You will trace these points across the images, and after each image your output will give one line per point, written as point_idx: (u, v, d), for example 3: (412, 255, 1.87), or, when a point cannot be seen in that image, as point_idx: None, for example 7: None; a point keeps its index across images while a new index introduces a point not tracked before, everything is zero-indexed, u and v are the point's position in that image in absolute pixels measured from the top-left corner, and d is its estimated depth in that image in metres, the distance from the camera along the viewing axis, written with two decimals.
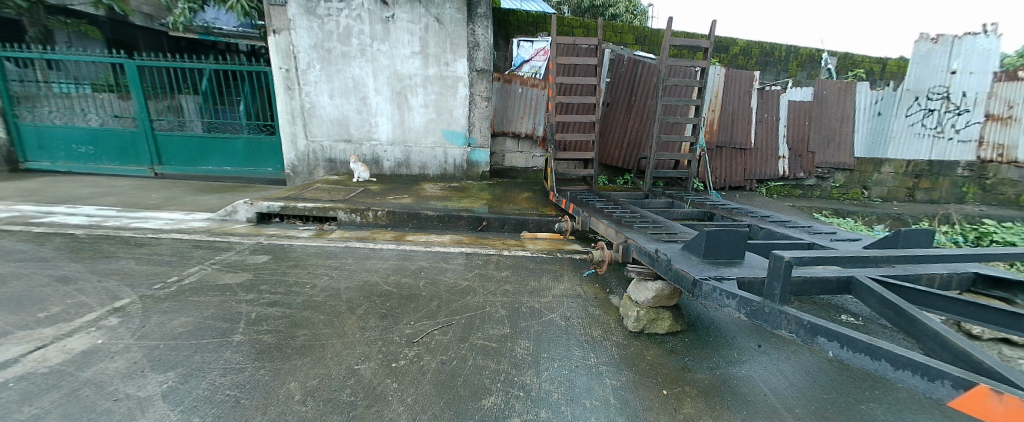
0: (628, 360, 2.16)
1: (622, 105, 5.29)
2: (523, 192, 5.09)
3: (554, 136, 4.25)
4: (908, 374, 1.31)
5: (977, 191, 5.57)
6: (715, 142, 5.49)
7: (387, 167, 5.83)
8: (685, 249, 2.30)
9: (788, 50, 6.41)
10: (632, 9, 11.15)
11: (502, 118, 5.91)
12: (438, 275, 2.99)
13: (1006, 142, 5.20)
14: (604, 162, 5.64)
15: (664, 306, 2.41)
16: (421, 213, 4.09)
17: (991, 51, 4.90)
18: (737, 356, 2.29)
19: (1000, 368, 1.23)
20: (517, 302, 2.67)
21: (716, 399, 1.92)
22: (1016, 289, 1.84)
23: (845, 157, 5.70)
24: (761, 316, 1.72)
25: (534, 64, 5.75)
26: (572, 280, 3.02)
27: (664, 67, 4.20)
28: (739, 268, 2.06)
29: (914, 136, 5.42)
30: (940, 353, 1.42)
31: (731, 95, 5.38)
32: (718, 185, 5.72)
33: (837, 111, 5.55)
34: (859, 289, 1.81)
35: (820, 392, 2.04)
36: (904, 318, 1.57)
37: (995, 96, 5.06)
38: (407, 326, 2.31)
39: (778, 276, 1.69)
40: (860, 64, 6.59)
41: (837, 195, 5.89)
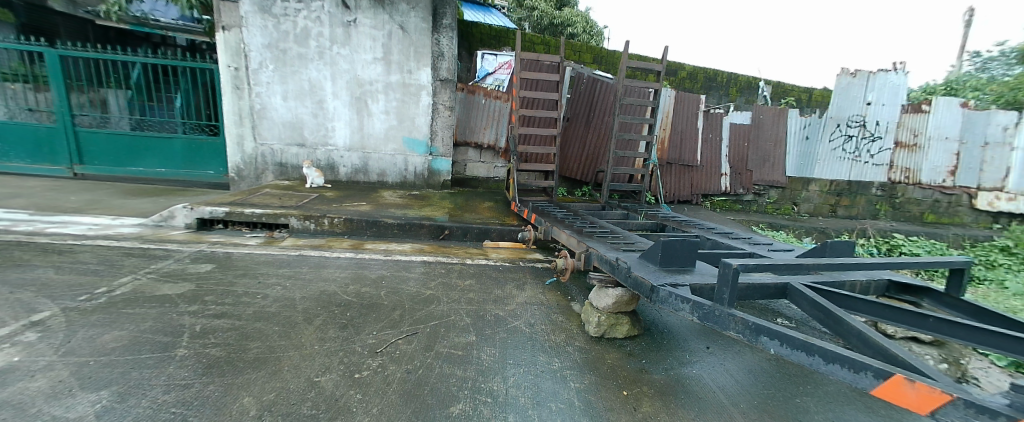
0: (590, 364, 2.25)
1: (582, 120, 5.48)
2: (485, 201, 5.10)
3: (517, 148, 4.28)
4: (837, 367, 1.51)
5: (889, 208, 6.33)
6: (666, 159, 5.82)
7: (343, 173, 5.62)
8: (642, 258, 2.45)
9: (729, 76, 7.01)
10: (589, 30, 11.68)
11: (464, 128, 5.90)
12: (400, 285, 2.93)
13: (911, 166, 6.09)
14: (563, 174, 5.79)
15: (622, 312, 2.53)
16: (380, 221, 3.99)
17: (900, 85, 5.68)
18: (689, 357, 2.47)
19: (913, 361, 1.43)
20: (481, 310, 2.68)
21: (671, 398, 2.07)
22: (922, 293, 2.29)
23: (778, 176, 6.19)
24: (712, 318, 1.89)
25: (499, 77, 5.93)
26: (535, 288, 3.08)
27: (621, 86, 4.41)
28: (692, 275, 2.25)
29: (836, 159, 6.10)
30: (863, 348, 1.64)
31: (681, 116, 5.76)
32: (668, 198, 6.00)
33: (771, 134, 6.05)
34: (795, 294, 2.06)
35: (761, 389, 2.25)
36: (833, 319, 1.80)
37: (903, 125, 5.93)
38: (369, 336, 2.24)
39: (727, 282, 1.88)
40: (790, 92, 7.32)
41: (772, 210, 6.34)
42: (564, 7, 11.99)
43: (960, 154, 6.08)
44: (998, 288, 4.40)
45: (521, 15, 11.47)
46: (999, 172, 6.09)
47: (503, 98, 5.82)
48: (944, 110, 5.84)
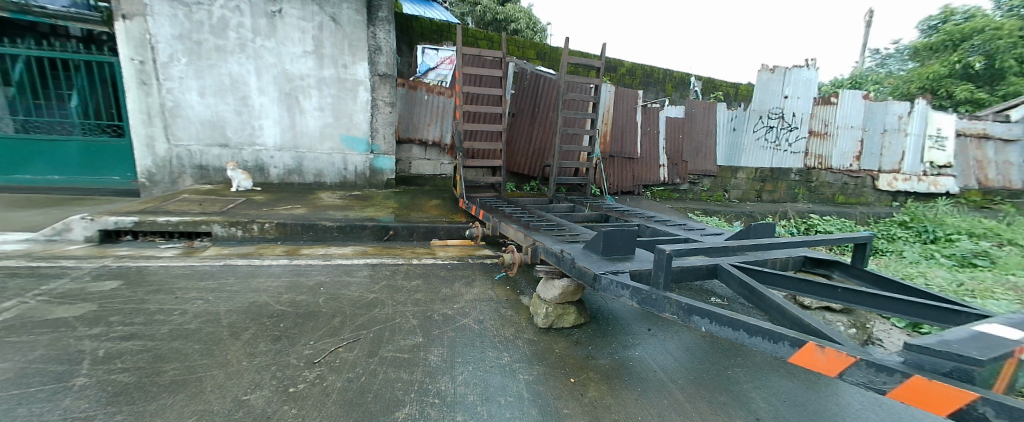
0: (538, 355, 2.28)
1: (527, 116, 5.50)
2: (433, 200, 4.99)
3: (463, 144, 4.21)
4: (759, 339, 1.66)
5: (805, 191, 6.99)
6: (609, 152, 6.02)
7: (274, 175, 5.26)
8: (585, 248, 2.52)
9: (664, 72, 7.39)
10: (532, 26, 11.78)
11: (407, 125, 5.73)
12: (340, 290, 2.78)
13: (823, 153, 6.80)
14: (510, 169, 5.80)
15: (569, 302, 2.58)
16: (318, 224, 3.77)
17: (811, 80, 6.28)
18: (633, 340, 2.60)
19: (824, 328, 1.61)
20: (428, 310, 2.61)
21: (616, 381, 2.16)
22: (835, 267, 2.59)
23: (710, 165, 6.61)
24: (650, 302, 1.99)
25: (441, 72, 5.82)
26: (484, 284, 3.06)
27: (563, 82, 4.47)
28: (633, 262, 2.35)
29: (760, 148, 6.63)
30: (782, 320, 1.82)
31: (621, 110, 5.99)
32: (612, 190, 6.19)
33: (703, 126, 6.45)
34: (724, 274, 2.24)
35: (696, 365, 2.42)
36: (756, 295, 1.98)
37: (816, 117, 6.56)
38: (305, 347, 2.11)
39: (662, 267, 1.98)
40: (719, 87, 7.85)
41: (706, 197, 6.77)
42: (507, 3, 12.01)
43: (864, 140, 6.84)
44: (895, 259, 5.00)
45: (464, 10, 11.33)
46: (894, 156, 7.00)
47: (445, 93, 5.65)
48: (850, 102, 6.56)
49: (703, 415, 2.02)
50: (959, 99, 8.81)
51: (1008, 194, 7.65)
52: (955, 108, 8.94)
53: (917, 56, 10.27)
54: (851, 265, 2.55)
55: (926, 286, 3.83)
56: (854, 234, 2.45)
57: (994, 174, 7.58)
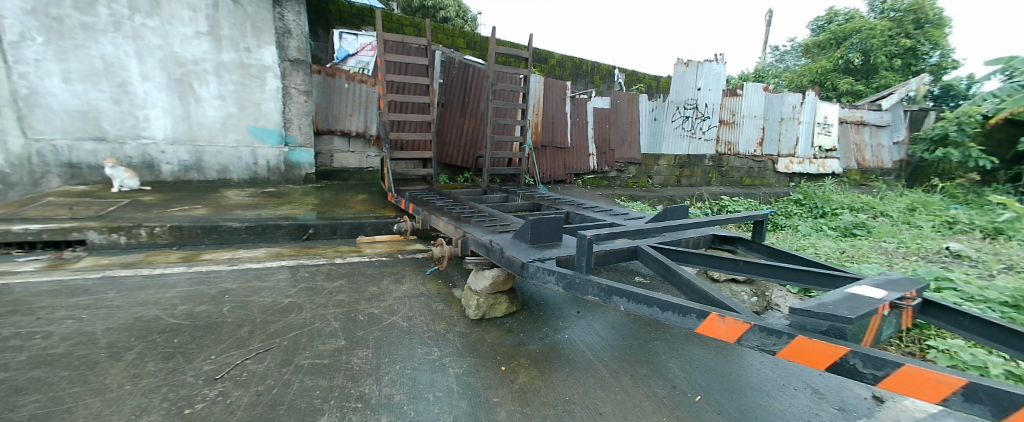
0: (470, 346, 2.26)
1: (457, 106, 5.39)
2: (359, 195, 4.73)
3: (389, 136, 4.00)
4: (670, 313, 1.79)
5: (718, 176, 7.64)
6: (540, 142, 6.11)
7: (168, 172, 4.70)
8: (515, 237, 2.52)
9: (592, 65, 7.63)
10: (462, 15, 11.56)
11: (326, 115, 5.35)
12: (249, 297, 2.54)
13: (731, 140, 7.49)
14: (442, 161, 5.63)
15: (500, 291, 2.59)
16: (222, 225, 3.41)
17: (720, 74, 6.86)
18: (563, 323, 2.69)
19: (725, 300, 1.78)
20: (352, 311, 2.48)
21: (546, 364, 2.22)
22: (739, 242, 2.89)
23: (634, 154, 6.97)
24: (574, 286, 2.06)
25: (362, 59, 5.45)
26: (414, 280, 2.98)
27: (492, 72, 4.40)
28: (559, 249, 2.41)
29: (678, 136, 7.14)
30: (692, 294, 1.97)
31: (551, 101, 6.11)
32: (545, 179, 6.29)
33: (628, 116, 6.77)
34: (643, 255, 2.38)
35: (620, 343, 2.58)
36: (671, 273, 2.13)
37: (725, 107, 7.21)
38: (205, 362, 1.90)
39: (584, 252, 2.05)
40: (642, 80, 8.29)
41: (632, 184, 7.13)
42: None
43: (764, 128, 7.64)
44: (791, 232, 5.65)
45: None
46: (790, 141, 7.88)
47: (369, 82, 5.41)
48: (753, 94, 7.28)
49: (625, 387, 2.15)
50: (842, 91, 10.13)
51: (880, 173, 8.89)
52: (838, 99, 10.23)
53: (809, 53, 11.60)
54: (751, 241, 2.84)
55: (816, 255, 4.36)
56: (752, 212, 2.75)
57: (870, 155, 8.76)
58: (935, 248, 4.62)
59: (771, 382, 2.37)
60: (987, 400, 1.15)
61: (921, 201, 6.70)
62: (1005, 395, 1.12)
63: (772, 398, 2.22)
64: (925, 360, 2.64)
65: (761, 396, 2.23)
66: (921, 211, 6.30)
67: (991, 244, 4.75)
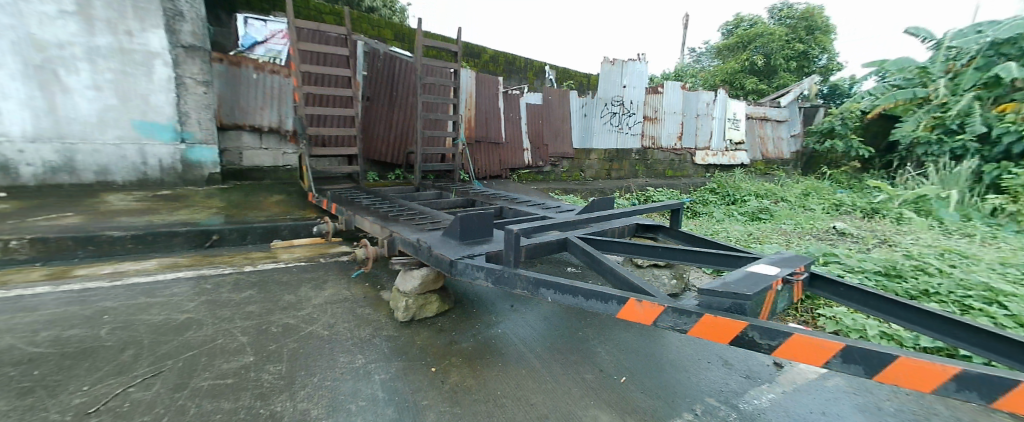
0: (398, 350, 2.18)
1: (384, 99, 5.11)
2: (276, 195, 4.36)
3: (307, 130, 3.72)
4: (594, 301, 1.86)
5: (644, 168, 8.10)
6: (474, 137, 6.06)
7: (29, 175, 4.04)
8: (444, 235, 2.44)
9: (525, 61, 7.72)
10: (391, 6, 11.12)
11: (231, 108, 4.94)
12: (137, 316, 2.24)
13: (655, 135, 8.00)
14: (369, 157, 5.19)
15: (430, 290, 2.53)
16: (103, 235, 2.96)
17: (643, 72, 7.29)
18: (496, 318, 2.69)
19: (643, 285, 1.89)
20: (265, 323, 2.28)
21: (478, 361, 2.21)
22: (659, 230, 3.09)
23: (567, 148, 7.16)
24: (503, 280, 2.06)
25: (272, 47, 5.17)
26: (338, 285, 2.82)
27: (420, 65, 4.25)
28: (489, 244, 2.39)
29: (607, 131, 7.45)
30: (614, 281, 2.07)
31: (484, 96, 6.08)
32: (481, 175, 6.24)
33: (559, 112, 6.94)
34: (571, 246, 2.46)
35: (553, 334, 2.64)
36: (596, 262, 2.22)
37: (648, 104, 7.70)
38: (75, 395, 1.64)
39: (511, 246, 2.06)
40: (573, 76, 8.55)
41: (566, 177, 7.32)
42: None
43: (683, 124, 8.25)
44: (708, 219, 6.15)
45: None
46: (706, 135, 8.58)
47: (281, 72, 5.09)
48: (672, 92, 7.84)
49: (556, 376, 2.20)
50: (748, 90, 11.22)
51: (781, 163, 9.96)
52: (746, 96, 11.31)
53: (721, 55, 12.70)
54: (670, 228, 3.06)
55: (727, 239, 4.79)
56: (668, 202, 2.97)
57: (772, 147, 9.77)
58: (824, 227, 5.28)
59: (688, 358, 2.57)
60: (860, 360, 1.32)
61: (814, 187, 7.62)
62: (875, 355, 1.29)
63: (689, 373, 2.41)
64: (816, 327, 3.02)
65: (679, 372, 2.41)
66: (813, 196, 7.16)
67: (867, 223, 5.52)
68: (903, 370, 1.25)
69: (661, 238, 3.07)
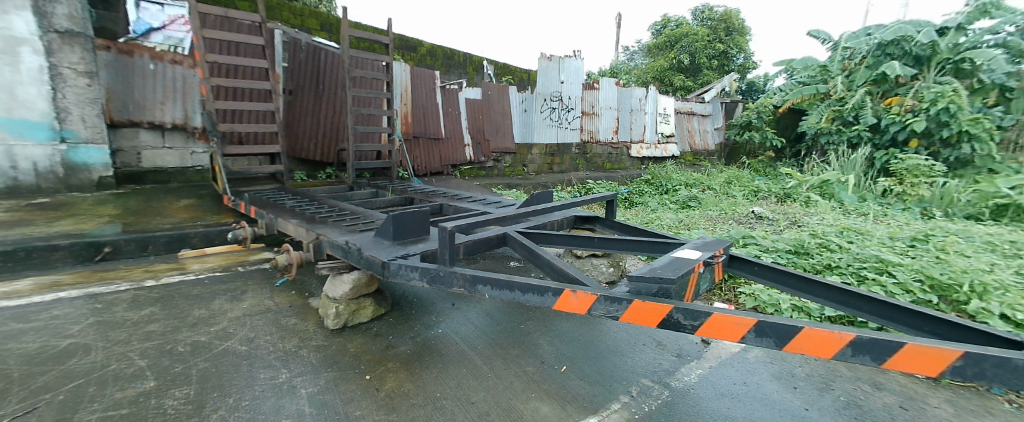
0: (329, 360, 2.05)
1: (309, 93, 4.85)
2: (187, 199, 3.94)
3: (218, 128, 3.39)
4: (532, 295, 1.85)
5: (584, 162, 8.33)
6: (411, 133, 5.89)
7: None
8: (377, 236, 2.33)
9: (464, 56, 7.61)
10: None
11: (126, 103, 4.39)
12: (4, 346, 1.93)
13: (593, 129, 8.27)
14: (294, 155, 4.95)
15: (363, 295, 2.41)
16: None
17: (579, 68, 7.49)
18: (437, 318, 2.63)
19: (580, 277, 1.92)
20: (170, 343, 2.07)
21: (417, 364, 2.14)
22: (597, 222, 3.18)
23: (508, 143, 7.17)
24: (439, 279, 1.99)
25: (172, 34, 4.61)
26: (258, 295, 2.63)
27: (347, 57, 4.03)
28: (425, 243, 2.31)
29: (547, 126, 7.57)
30: (552, 273, 2.08)
31: (420, 91, 5.94)
32: (421, 172, 6.07)
33: (499, 107, 6.93)
34: (511, 241, 2.44)
35: (495, 329, 2.63)
36: (535, 256, 2.22)
37: (586, 100, 7.95)
38: None
39: (446, 244, 2.00)
40: (512, 72, 8.60)
41: (509, 173, 7.34)
42: None
43: (618, 118, 8.61)
44: (644, 208, 6.46)
45: None
46: (640, 129, 9.03)
47: (185, 62, 4.64)
48: (607, 88, 8.19)
49: (497, 372, 2.19)
50: (676, 86, 11.96)
51: (707, 154, 10.72)
52: (675, 93, 12.05)
53: (652, 54, 13.40)
54: (608, 219, 3.15)
55: (660, 226, 5.06)
56: (604, 194, 3.05)
57: (699, 140, 10.49)
58: (744, 212, 5.76)
59: (625, 342, 2.68)
60: (771, 334, 1.43)
61: (735, 176, 8.30)
62: (783, 329, 1.40)
63: (625, 356, 2.51)
64: (738, 304, 3.28)
65: (617, 356, 2.50)
66: (735, 183, 7.79)
67: (781, 206, 6.10)
68: (807, 340, 1.37)
69: (598, 229, 3.16)
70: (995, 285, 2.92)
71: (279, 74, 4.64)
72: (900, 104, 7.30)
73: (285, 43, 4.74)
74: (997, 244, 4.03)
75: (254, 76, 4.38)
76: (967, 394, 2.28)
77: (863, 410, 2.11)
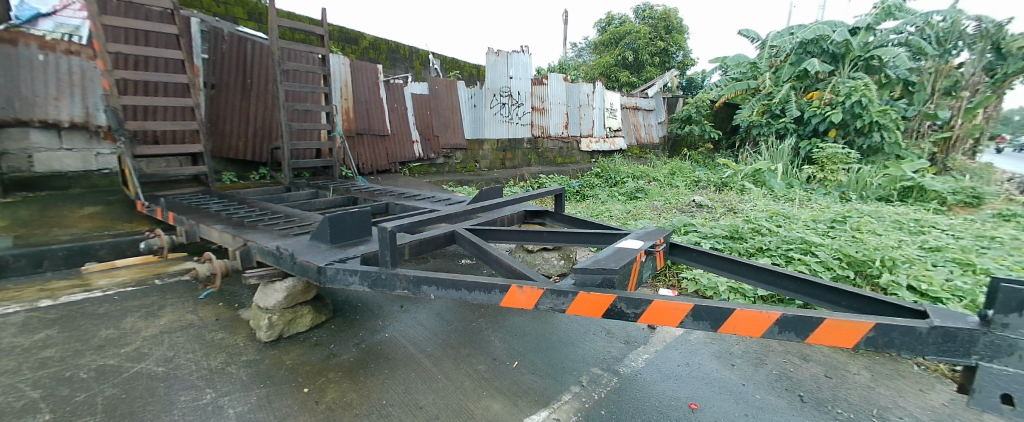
0: (261, 375, 1.91)
1: (236, 88, 4.52)
2: (93, 206, 3.51)
3: (125, 126, 3.05)
4: (478, 293, 1.81)
5: (536, 157, 8.39)
6: (354, 130, 5.64)
7: None
8: (312, 239, 2.18)
9: (410, 50, 7.41)
10: None
11: (9, 97, 3.84)
12: None
13: (543, 124, 8.35)
14: (221, 156, 4.53)
15: (299, 303, 2.28)
16: None
17: (527, 63, 7.53)
18: (383, 322, 2.53)
19: (527, 272, 1.91)
20: (71, 369, 1.84)
21: (362, 371, 2.04)
22: (546, 215, 3.20)
23: (459, 139, 7.06)
24: (380, 282, 1.91)
25: (62, 21, 4.07)
26: (180, 310, 2.43)
27: (277, 49, 3.75)
28: (366, 245, 2.20)
29: (497, 121, 7.53)
30: (500, 269, 2.06)
31: (361, 86, 5.72)
32: (366, 171, 5.83)
33: (448, 102, 6.81)
34: (459, 239, 2.39)
35: (446, 330, 2.57)
36: (483, 253, 2.19)
37: (535, 95, 8.03)
38: None
39: (386, 245, 1.90)
40: (460, 67, 8.50)
41: (460, 169, 7.23)
42: None
43: (568, 113, 8.76)
44: (594, 201, 6.62)
45: None
46: (588, 124, 9.24)
47: (83, 53, 4.20)
48: (555, 83, 8.31)
49: (447, 373, 2.14)
50: (622, 82, 12.38)
51: (653, 147, 11.17)
52: (620, 88, 12.47)
53: (598, 50, 13.77)
54: (557, 213, 3.18)
55: (609, 218, 5.21)
56: (553, 188, 3.06)
57: (644, 133, 10.90)
58: (687, 201, 6.06)
59: (576, 333, 2.72)
60: (706, 317, 1.49)
61: (678, 167, 8.73)
62: (717, 311, 1.47)
63: (576, 346, 2.56)
64: (681, 288, 3.45)
65: (568, 347, 2.54)
66: (678, 174, 8.19)
67: (719, 195, 6.49)
68: (739, 321, 1.44)
69: (549, 223, 3.19)
70: (902, 259, 3.30)
71: (198, 66, 4.23)
72: (820, 98, 8.00)
73: (204, 32, 4.34)
74: (903, 223, 4.53)
75: (167, 68, 3.96)
76: (881, 360, 2.53)
77: (793, 381, 2.28)
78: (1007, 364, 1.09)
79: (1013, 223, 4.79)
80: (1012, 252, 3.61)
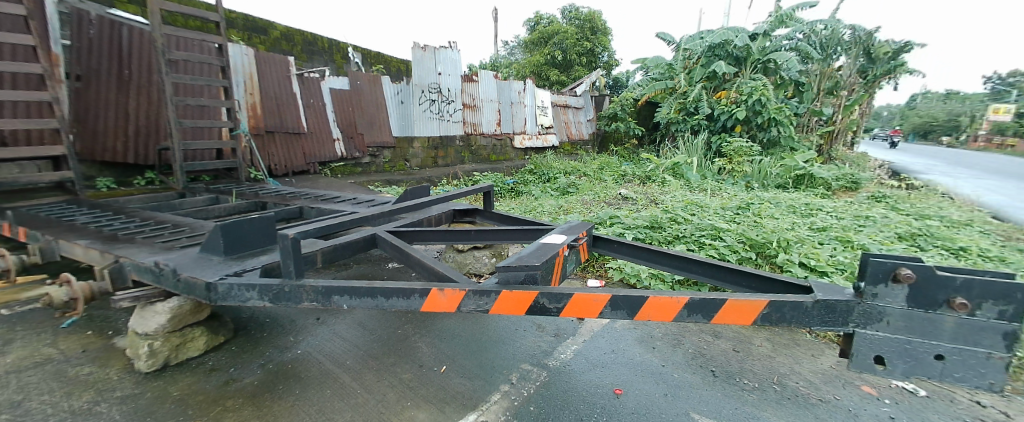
0: (141, 411, 1.66)
1: (108, 79, 3.93)
2: None
3: None
4: (397, 299, 1.71)
5: (469, 155, 8.30)
6: (263, 127, 5.20)
7: None
8: (202, 252, 1.93)
9: (329, 42, 6.98)
10: None
11: None
12: None
13: (475, 121, 8.28)
14: (93, 158, 3.91)
15: (188, 325, 2.03)
16: None
17: (455, 59, 7.40)
18: (296, 338, 2.33)
19: (450, 273, 1.85)
20: None
21: (267, 394, 1.85)
22: (476, 213, 3.15)
23: (386, 137, 6.76)
24: (283, 296, 1.73)
25: None
26: (33, 344, 2.04)
27: (161, 36, 3.29)
28: (269, 255, 1.99)
29: (427, 119, 7.32)
30: (423, 272, 1.97)
31: (270, 79, 5.30)
32: (280, 172, 5.38)
33: (372, 98, 6.50)
34: (380, 242, 2.25)
35: (368, 340, 2.42)
36: (406, 256, 2.08)
37: (465, 92, 7.94)
38: None
39: (289, 254, 1.69)
40: (385, 62, 8.16)
41: (389, 168, 6.93)
42: None
43: (499, 110, 8.78)
44: (528, 197, 6.68)
45: None
46: (521, 121, 9.33)
47: None
48: (485, 80, 8.27)
49: (367, 386, 2.01)
50: (552, 81, 12.68)
51: (583, 143, 11.54)
52: (551, 87, 12.78)
53: (528, 49, 14.00)
54: (487, 210, 3.15)
55: (541, 214, 5.29)
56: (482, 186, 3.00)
57: (575, 130, 11.22)
58: (614, 195, 6.34)
59: (507, 330, 2.71)
60: (624, 306, 1.54)
61: (607, 163, 9.13)
62: (633, 300, 1.51)
63: (505, 344, 2.55)
64: (608, 278, 3.60)
65: (498, 346, 2.52)
66: (607, 169, 8.55)
67: (643, 187, 6.88)
68: (653, 308, 1.50)
69: (479, 221, 3.13)
70: (794, 240, 3.71)
71: (56, 54, 3.60)
72: (727, 97, 8.80)
73: (63, 15, 3.72)
74: (796, 207, 5.12)
75: (14, 55, 3.33)
76: (780, 332, 2.81)
77: (705, 358, 2.45)
78: (878, 329, 1.21)
79: (881, 203, 5.61)
80: (880, 229, 4.21)
